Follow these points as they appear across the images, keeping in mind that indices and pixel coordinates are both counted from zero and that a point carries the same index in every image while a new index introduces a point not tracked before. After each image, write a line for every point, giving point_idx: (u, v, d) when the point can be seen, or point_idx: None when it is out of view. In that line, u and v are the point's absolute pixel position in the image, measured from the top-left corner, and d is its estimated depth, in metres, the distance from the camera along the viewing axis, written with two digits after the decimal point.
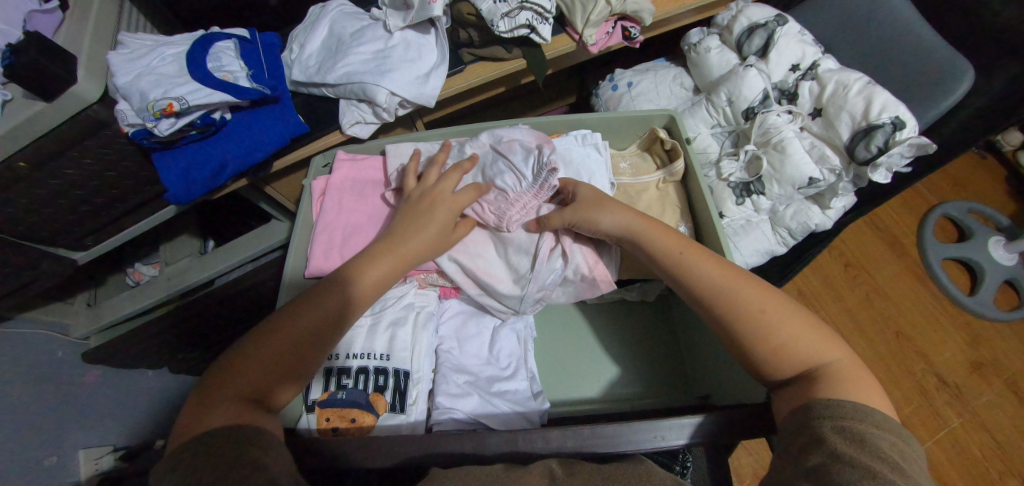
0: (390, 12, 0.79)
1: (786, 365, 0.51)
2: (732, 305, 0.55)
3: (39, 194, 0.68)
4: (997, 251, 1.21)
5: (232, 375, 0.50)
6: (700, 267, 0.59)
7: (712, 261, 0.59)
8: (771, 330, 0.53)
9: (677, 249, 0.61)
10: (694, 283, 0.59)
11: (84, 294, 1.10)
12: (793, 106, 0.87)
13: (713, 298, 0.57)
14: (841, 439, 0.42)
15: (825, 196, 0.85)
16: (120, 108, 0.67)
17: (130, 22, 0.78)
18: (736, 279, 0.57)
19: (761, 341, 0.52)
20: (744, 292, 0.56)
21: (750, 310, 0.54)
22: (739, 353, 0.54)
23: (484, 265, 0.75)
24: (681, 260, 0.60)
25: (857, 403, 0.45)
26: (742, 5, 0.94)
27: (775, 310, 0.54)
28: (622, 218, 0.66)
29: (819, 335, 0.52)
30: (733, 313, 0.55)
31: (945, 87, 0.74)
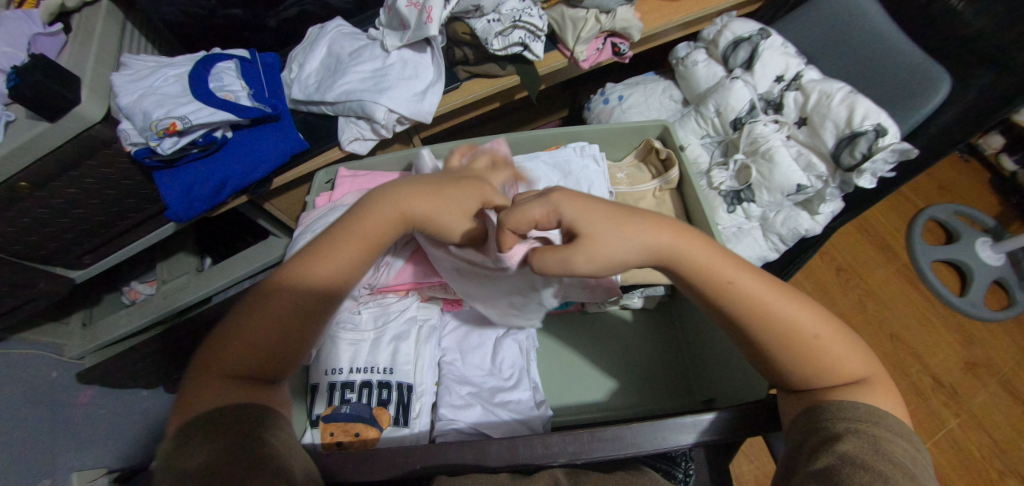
0: (387, 32, 0.81)
1: (818, 374, 0.48)
2: (781, 334, 0.49)
3: (40, 213, 0.69)
4: (983, 252, 1.24)
5: (236, 335, 0.47)
6: (745, 280, 0.51)
7: (768, 284, 0.51)
8: (819, 350, 0.49)
9: (729, 276, 0.51)
10: (741, 304, 0.50)
11: (79, 313, 1.08)
12: (779, 115, 0.89)
13: (764, 319, 0.50)
14: (856, 442, 0.42)
15: (814, 202, 0.87)
16: (124, 128, 0.68)
17: (132, 44, 0.80)
18: (789, 302, 0.50)
19: (803, 357, 0.49)
20: (795, 315, 0.50)
21: (804, 335, 0.49)
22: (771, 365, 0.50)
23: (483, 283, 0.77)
24: (733, 290, 0.50)
25: (871, 407, 0.45)
26: (727, 20, 0.97)
27: (828, 334, 0.49)
28: (653, 241, 0.51)
29: (854, 354, 0.50)
30: (785, 334, 0.49)
31: (923, 93, 0.77)
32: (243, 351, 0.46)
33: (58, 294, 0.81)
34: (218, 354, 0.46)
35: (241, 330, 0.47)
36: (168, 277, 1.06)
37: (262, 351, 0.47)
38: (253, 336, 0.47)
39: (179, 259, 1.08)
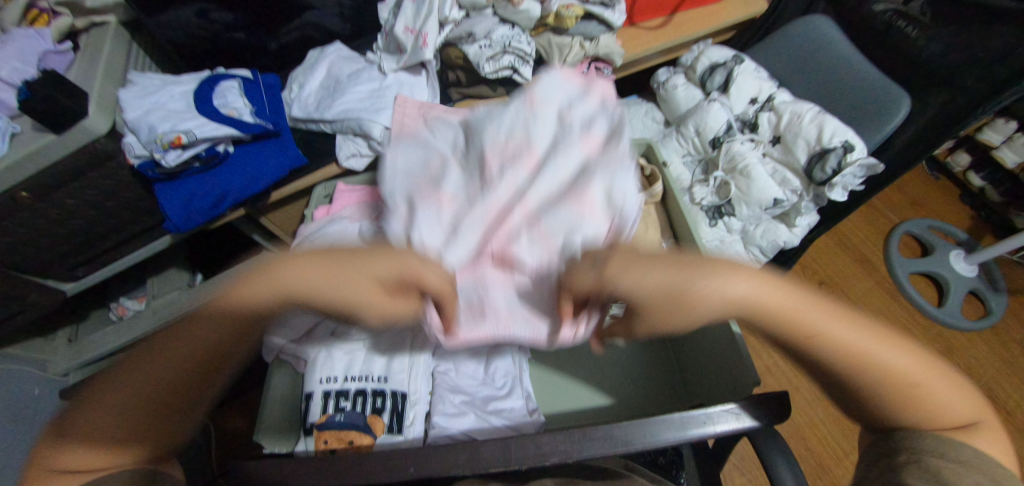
0: (384, 56, 0.87)
1: (921, 421, 0.43)
2: (873, 369, 0.43)
3: (39, 224, 0.70)
4: (958, 264, 1.30)
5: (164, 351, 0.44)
6: (779, 300, 0.43)
7: (834, 310, 0.44)
8: (924, 398, 0.43)
9: (806, 333, 0.43)
10: (832, 352, 0.43)
11: (64, 330, 1.07)
12: (754, 135, 0.95)
13: (827, 360, 0.43)
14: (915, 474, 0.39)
15: (791, 215, 0.92)
16: (129, 141, 0.71)
17: (137, 62, 0.83)
18: (871, 331, 0.44)
19: (890, 402, 0.43)
20: (887, 354, 0.43)
21: (896, 373, 0.43)
22: (862, 408, 0.45)
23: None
24: (812, 348, 0.43)
25: (943, 438, 0.41)
26: (703, 48, 1.04)
27: (926, 377, 0.43)
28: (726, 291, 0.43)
29: (956, 388, 0.44)
30: (869, 379, 0.43)
31: (884, 112, 0.83)
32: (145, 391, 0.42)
33: (49, 307, 0.81)
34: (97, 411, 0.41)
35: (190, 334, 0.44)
36: (158, 292, 1.06)
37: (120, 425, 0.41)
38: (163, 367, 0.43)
39: (171, 275, 1.08)
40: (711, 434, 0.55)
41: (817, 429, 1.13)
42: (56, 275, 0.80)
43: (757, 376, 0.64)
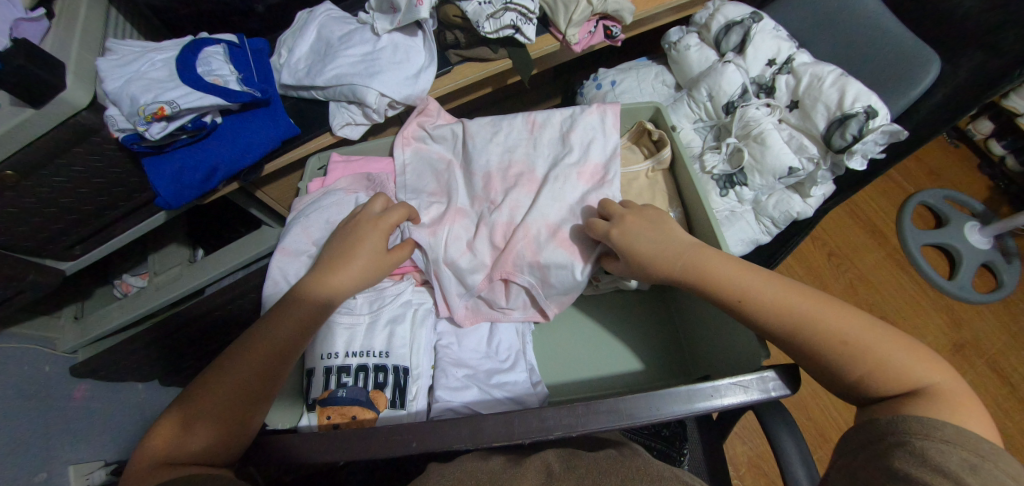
0: (377, 16, 0.81)
1: (886, 392, 0.49)
2: (824, 334, 0.52)
3: (27, 202, 0.68)
4: (972, 235, 1.26)
5: (251, 348, 0.57)
6: (732, 280, 0.57)
7: (782, 283, 0.56)
8: (880, 363, 0.49)
9: (737, 297, 0.57)
10: (769, 311, 0.54)
11: (70, 307, 1.07)
12: (771, 99, 0.90)
13: (780, 333, 0.54)
14: (905, 458, 0.42)
15: (805, 184, 0.88)
16: (111, 114, 0.67)
17: (116, 28, 0.79)
18: (815, 304, 0.53)
19: (848, 367, 0.50)
20: (829, 317, 0.52)
21: (835, 340, 0.51)
22: (829, 376, 0.52)
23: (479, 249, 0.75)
24: (744, 309, 0.56)
25: (925, 419, 0.44)
26: (719, 4, 0.97)
27: (868, 338, 0.50)
28: (677, 257, 0.61)
29: (916, 354, 0.50)
30: (811, 343, 0.52)
31: (913, 73, 0.78)
32: (232, 382, 0.54)
33: (49, 287, 0.79)
34: (204, 389, 0.53)
35: (270, 332, 0.58)
36: (160, 269, 1.05)
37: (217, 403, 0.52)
38: (245, 364, 0.55)
39: (172, 251, 1.07)
40: (718, 408, 0.54)
41: (819, 400, 1.13)
42: (52, 253, 0.78)
43: (767, 353, 0.62)
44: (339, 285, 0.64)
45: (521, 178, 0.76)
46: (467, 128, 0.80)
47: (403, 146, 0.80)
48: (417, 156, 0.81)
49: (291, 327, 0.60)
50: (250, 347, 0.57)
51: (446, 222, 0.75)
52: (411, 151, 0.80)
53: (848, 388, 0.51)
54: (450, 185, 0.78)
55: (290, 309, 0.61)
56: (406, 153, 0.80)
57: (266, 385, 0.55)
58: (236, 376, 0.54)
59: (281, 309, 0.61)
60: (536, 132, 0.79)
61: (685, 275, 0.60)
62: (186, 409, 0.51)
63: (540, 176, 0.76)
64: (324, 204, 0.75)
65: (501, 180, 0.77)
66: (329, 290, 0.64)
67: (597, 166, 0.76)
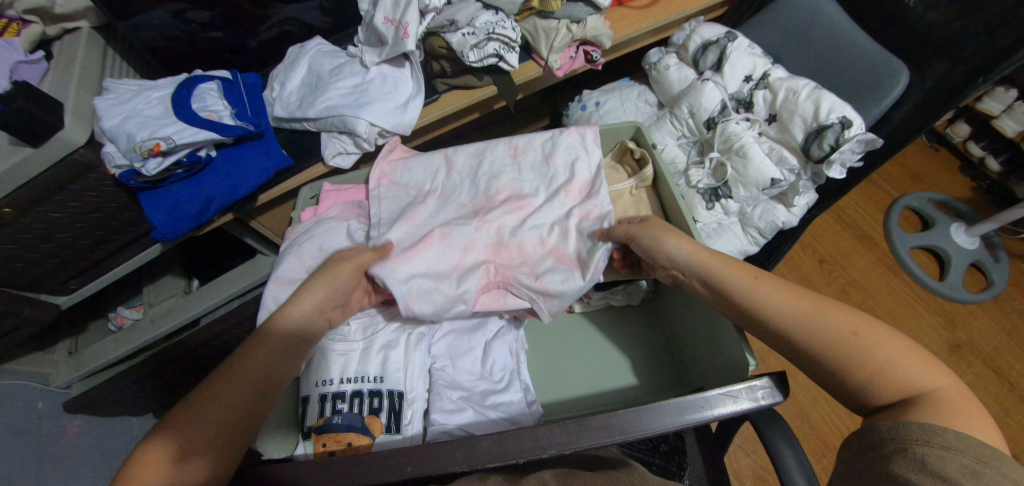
0: (366, 49, 0.85)
1: (885, 397, 0.48)
2: (826, 333, 0.52)
3: (24, 239, 0.69)
4: (958, 236, 1.28)
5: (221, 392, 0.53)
6: (744, 288, 0.58)
7: (790, 289, 0.57)
8: (883, 366, 0.49)
9: (751, 276, 0.59)
10: (775, 315, 0.55)
11: (65, 342, 1.07)
12: (750, 114, 0.92)
13: (786, 324, 0.54)
14: (905, 464, 0.42)
15: (788, 195, 0.90)
16: (108, 150, 0.69)
17: (113, 68, 0.81)
18: (812, 306, 0.54)
19: (852, 365, 0.50)
20: (831, 317, 0.53)
21: (843, 338, 0.51)
22: (828, 378, 0.52)
23: (454, 292, 0.71)
24: (756, 289, 0.58)
25: (925, 424, 0.43)
26: (695, 25, 1.01)
27: (870, 334, 0.51)
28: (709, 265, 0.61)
29: (918, 359, 0.49)
30: (817, 338, 0.52)
31: (883, 83, 0.80)
32: (224, 418, 0.51)
33: (45, 321, 0.80)
34: (199, 414, 0.51)
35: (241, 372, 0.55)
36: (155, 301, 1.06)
37: (215, 430, 0.51)
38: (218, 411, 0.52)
39: (167, 282, 1.10)
40: (710, 419, 0.55)
41: (819, 407, 1.13)
42: (48, 288, 0.79)
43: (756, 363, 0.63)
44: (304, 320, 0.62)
45: (509, 200, 0.77)
46: (451, 155, 0.82)
47: (390, 172, 0.80)
48: (402, 180, 0.80)
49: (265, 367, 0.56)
50: (220, 389, 0.53)
51: (430, 242, 0.72)
52: (396, 175, 0.80)
53: (852, 393, 0.50)
54: (434, 212, 0.77)
55: (268, 338, 0.58)
56: (394, 177, 0.80)
57: (259, 409, 0.55)
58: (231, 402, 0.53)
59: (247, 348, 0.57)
60: (519, 156, 0.81)
61: (705, 280, 0.61)
62: (185, 434, 0.49)
63: (531, 200, 0.78)
64: (316, 232, 0.76)
65: (490, 205, 0.78)
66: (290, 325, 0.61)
67: (585, 188, 0.78)
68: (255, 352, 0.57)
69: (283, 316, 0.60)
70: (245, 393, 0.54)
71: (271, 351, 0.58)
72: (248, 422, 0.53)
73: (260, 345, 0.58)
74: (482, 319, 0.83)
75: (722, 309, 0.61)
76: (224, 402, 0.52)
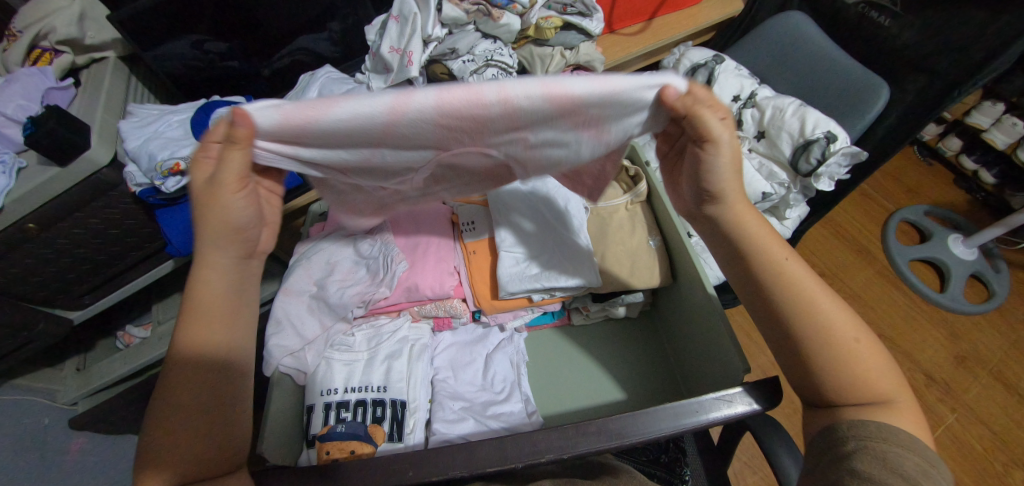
0: (373, 76, 0.90)
1: (853, 398, 0.51)
2: (827, 331, 0.52)
3: (45, 254, 0.73)
4: (957, 248, 1.29)
5: (166, 436, 0.48)
6: (781, 259, 0.56)
7: (814, 279, 0.55)
8: (865, 373, 0.51)
9: (783, 255, 0.56)
10: (791, 293, 0.54)
11: (73, 359, 1.09)
12: (739, 131, 0.96)
13: (800, 306, 0.53)
14: (868, 462, 0.45)
15: (780, 208, 0.94)
16: (131, 170, 0.74)
17: (136, 94, 0.87)
18: (832, 300, 0.54)
19: (833, 362, 0.51)
20: (841, 317, 0.53)
21: (845, 340, 0.52)
22: (800, 368, 0.53)
23: (398, 163, 0.50)
24: (786, 267, 0.55)
25: (882, 423, 0.48)
26: (684, 50, 1.06)
27: (866, 344, 0.52)
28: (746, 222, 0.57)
29: (897, 374, 0.52)
30: (821, 333, 0.52)
31: (864, 100, 0.84)
32: (191, 430, 0.49)
33: (59, 335, 0.82)
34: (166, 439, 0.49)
35: (178, 409, 0.50)
36: (164, 318, 1.08)
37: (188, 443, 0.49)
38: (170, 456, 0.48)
39: (173, 299, 1.12)
40: (705, 423, 0.56)
41: None
42: (64, 302, 0.82)
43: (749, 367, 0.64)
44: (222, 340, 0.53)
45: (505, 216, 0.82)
46: None
47: None
48: None
49: (204, 396, 0.51)
50: (161, 433, 0.49)
51: None
52: None
53: (812, 389, 0.53)
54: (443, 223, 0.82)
55: (191, 352, 0.52)
56: None
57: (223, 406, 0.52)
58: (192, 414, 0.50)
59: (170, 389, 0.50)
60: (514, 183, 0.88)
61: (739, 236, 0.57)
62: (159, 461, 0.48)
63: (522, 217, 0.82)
64: (323, 246, 0.79)
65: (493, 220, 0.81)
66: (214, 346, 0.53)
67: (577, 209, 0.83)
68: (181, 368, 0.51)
69: (196, 325, 0.53)
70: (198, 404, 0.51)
71: (198, 362, 0.52)
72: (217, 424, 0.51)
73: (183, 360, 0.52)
74: (484, 332, 0.86)
75: (737, 270, 0.59)
76: (185, 418, 0.50)
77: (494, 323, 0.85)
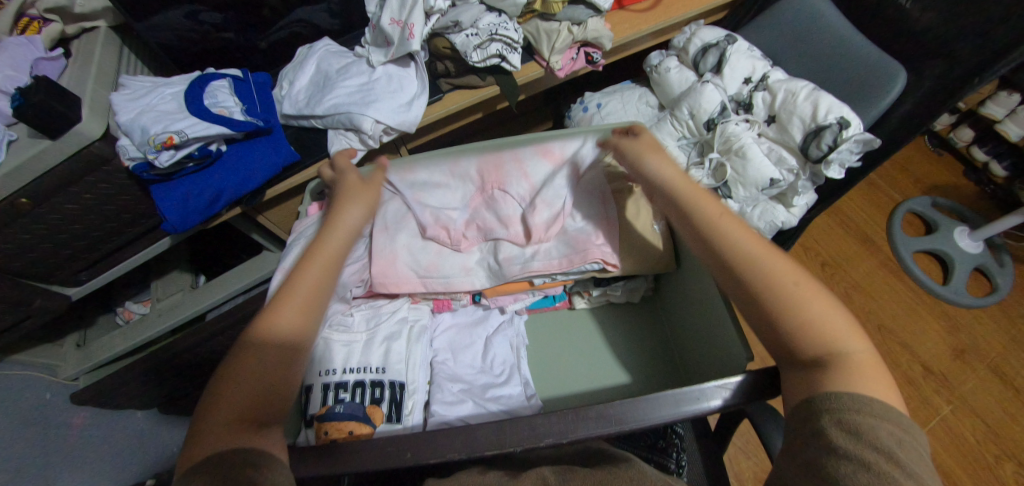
0: (372, 49, 0.87)
1: (810, 353, 0.52)
2: (768, 278, 0.56)
3: (38, 230, 0.71)
4: (962, 240, 1.28)
5: (223, 396, 0.50)
6: (732, 231, 0.60)
7: (752, 235, 0.59)
8: (816, 323, 0.53)
9: (718, 212, 0.61)
10: (734, 251, 0.58)
11: (73, 335, 1.11)
12: (749, 115, 0.94)
13: (738, 263, 0.58)
14: (840, 432, 0.46)
15: (788, 195, 0.91)
16: (122, 144, 0.71)
17: (128, 65, 0.84)
18: (772, 253, 0.58)
19: (786, 313, 0.54)
20: (780, 269, 0.56)
21: (787, 287, 0.55)
22: (762, 321, 0.56)
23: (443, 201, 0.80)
24: (722, 226, 0.60)
25: (856, 393, 0.48)
26: (695, 28, 1.03)
27: (808, 290, 0.55)
28: (692, 202, 0.63)
29: (847, 322, 0.53)
30: (760, 281, 0.56)
31: (882, 83, 0.81)
32: (255, 385, 0.51)
33: (56, 311, 0.82)
34: (232, 392, 0.50)
35: (241, 378, 0.51)
36: (162, 296, 1.09)
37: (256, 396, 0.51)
38: (221, 417, 0.48)
39: (174, 277, 1.11)
40: (707, 411, 0.55)
41: None
42: (60, 278, 0.81)
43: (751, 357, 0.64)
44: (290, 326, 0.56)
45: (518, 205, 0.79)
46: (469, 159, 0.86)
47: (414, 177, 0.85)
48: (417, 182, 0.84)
49: (269, 363, 0.53)
50: (229, 392, 0.50)
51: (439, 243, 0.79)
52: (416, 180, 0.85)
53: (776, 347, 0.55)
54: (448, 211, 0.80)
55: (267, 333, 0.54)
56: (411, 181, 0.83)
57: (288, 370, 0.54)
58: (257, 371, 0.52)
59: (238, 355, 0.53)
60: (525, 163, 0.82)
61: (683, 212, 0.63)
62: (221, 409, 0.49)
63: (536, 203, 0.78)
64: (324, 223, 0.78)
65: (496, 210, 0.79)
66: (283, 333, 0.55)
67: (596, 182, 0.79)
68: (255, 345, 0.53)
69: (276, 315, 0.55)
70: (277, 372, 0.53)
71: (269, 343, 0.54)
72: (285, 386, 0.53)
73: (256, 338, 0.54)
74: (484, 314, 0.85)
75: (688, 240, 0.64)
76: (252, 378, 0.51)
77: (494, 305, 0.85)
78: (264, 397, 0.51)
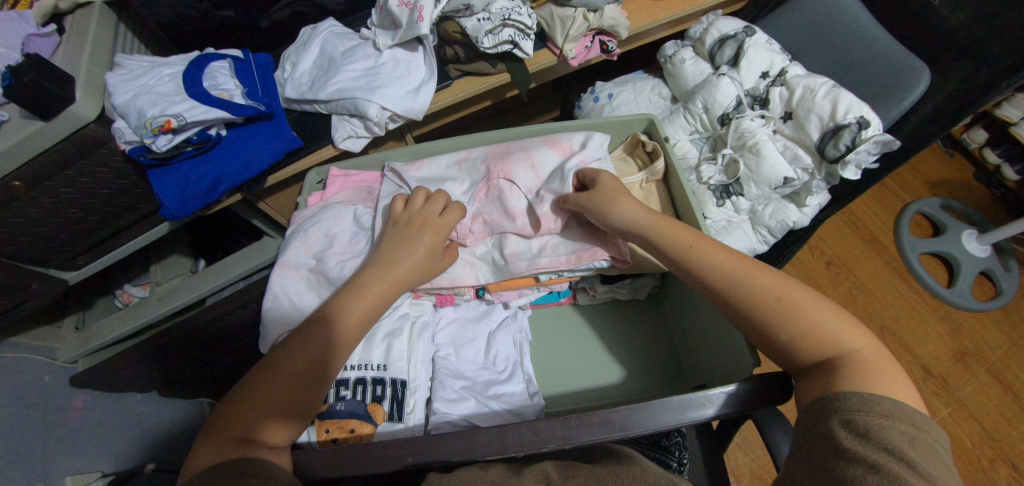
0: (379, 32, 0.84)
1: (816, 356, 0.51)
2: (752, 293, 0.56)
3: (32, 214, 0.69)
4: (970, 244, 1.27)
5: (263, 390, 0.53)
6: (704, 257, 0.60)
7: (725, 251, 0.60)
8: (813, 327, 0.52)
9: (688, 243, 0.62)
10: (713, 272, 0.59)
11: (71, 318, 1.09)
12: (765, 111, 0.91)
13: (715, 285, 0.58)
14: (850, 432, 0.45)
15: (801, 194, 0.89)
16: (118, 126, 0.68)
17: (124, 42, 0.81)
18: (748, 266, 0.58)
19: (780, 325, 0.53)
20: (758, 279, 0.56)
21: (767, 301, 0.55)
22: (759, 335, 0.55)
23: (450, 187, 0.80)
24: (691, 253, 0.61)
25: (867, 394, 0.47)
26: (713, 19, 0.99)
27: (793, 295, 0.54)
28: (667, 227, 0.64)
29: (842, 319, 0.52)
30: (746, 299, 0.56)
31: (905, 82, 0.79)
32: (281, 386, 0.54)
33: (52, 296, 0.80)
34: (265, 388, 0.53)
35: (278, 373, 0.55)
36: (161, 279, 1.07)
37: (284, 396, 0.54)
38: (257, 408, 0.52)
39: (173, 261, 1.09)
40: (711, 417, 0.53)
41: None
42: (55, 263, 0.79)
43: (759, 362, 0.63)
44: (360, 315, 0.61)
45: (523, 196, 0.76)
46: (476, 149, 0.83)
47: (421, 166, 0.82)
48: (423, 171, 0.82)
49: (304, 362, 0.56)
50: (267, 385, 0.54)
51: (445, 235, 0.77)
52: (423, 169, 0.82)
53: (780, 358, 0.55)
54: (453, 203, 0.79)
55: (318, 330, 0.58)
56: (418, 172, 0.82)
57: (323, 372, 0.57)
58: (291, 371, 0.55)
59: (315, 331, 0.58)
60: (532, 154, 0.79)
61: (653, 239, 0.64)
62: (247, 405, 0.52)
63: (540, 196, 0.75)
64: (323, 217, 0.76)
65: (501, 203, 0.77)
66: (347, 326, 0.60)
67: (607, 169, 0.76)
68: (303, 341, 0.57)
69: (340, 313, 0.60)
70: (316, 371, 0.57)
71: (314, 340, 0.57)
72: (317, 387, 0.56)
73: (309, 334, 0.58)
74: (487, 309, 0.84)
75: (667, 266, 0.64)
76: (281, 378, 0.54)
77: (498, 300, 0.83)
78: (291, 398, 0.54)
